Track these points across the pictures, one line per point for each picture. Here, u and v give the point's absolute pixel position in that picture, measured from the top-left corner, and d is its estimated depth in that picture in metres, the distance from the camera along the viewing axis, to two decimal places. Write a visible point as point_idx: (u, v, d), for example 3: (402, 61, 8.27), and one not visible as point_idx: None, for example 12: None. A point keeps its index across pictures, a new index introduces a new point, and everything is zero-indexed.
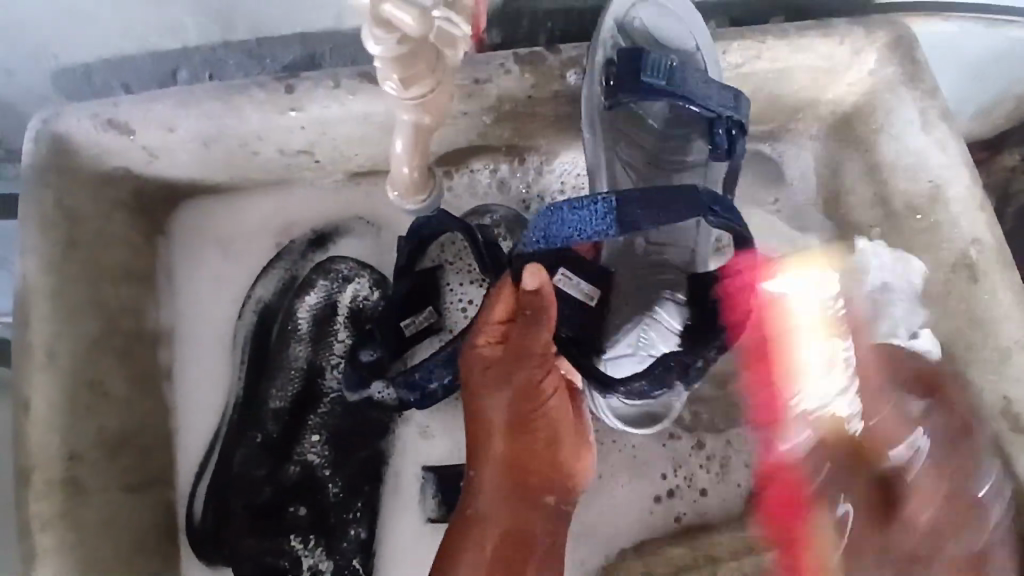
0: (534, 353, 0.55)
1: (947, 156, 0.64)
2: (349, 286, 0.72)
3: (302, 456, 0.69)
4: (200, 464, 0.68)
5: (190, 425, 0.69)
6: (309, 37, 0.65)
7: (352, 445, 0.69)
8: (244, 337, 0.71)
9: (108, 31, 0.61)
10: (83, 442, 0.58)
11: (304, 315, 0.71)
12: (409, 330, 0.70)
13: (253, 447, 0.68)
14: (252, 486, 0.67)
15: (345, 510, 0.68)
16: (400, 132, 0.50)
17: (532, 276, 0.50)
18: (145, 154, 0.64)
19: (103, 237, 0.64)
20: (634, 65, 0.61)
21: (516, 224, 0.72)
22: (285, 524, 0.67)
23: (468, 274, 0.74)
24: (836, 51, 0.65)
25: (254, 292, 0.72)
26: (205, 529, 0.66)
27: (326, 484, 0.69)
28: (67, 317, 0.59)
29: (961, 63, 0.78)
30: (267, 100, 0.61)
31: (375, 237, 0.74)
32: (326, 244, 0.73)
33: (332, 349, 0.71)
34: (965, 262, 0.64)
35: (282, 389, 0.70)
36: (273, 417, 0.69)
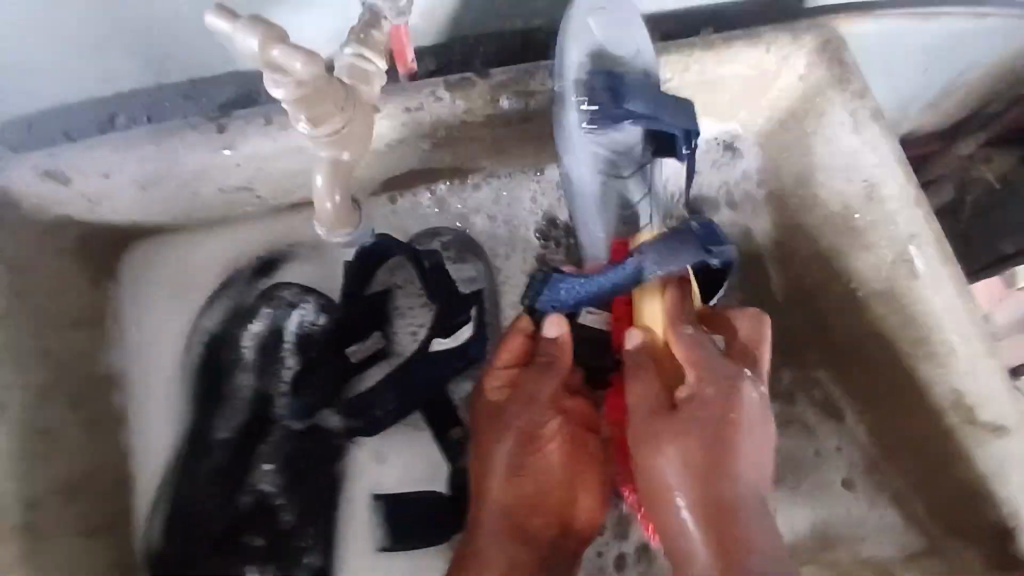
0: (540, 397, 0.60)
1: (880, 156, 0.63)
2: (294, 312, 0.69)
3: (254, 484, 0.67)
4: (153, 501, 0.68)
5: (143, 465, 0.69)
6: (242, 75, 0.66)
7: (305, 470, 0.68)
8: (192, 369, 0.71)
9: (44, 83, 0.62)
10: (38, 491, 0.58)
11: (249, 343, 0.70)
12: (356, 356, 0.72)
13: (202, 477, 0.67)
14: (201, 517, 0.65)
15: (299, 536, 0.67)
16: (321, 168, 0.51)
17: (554, 325, 0.61)
18: (85, 202, 0.65)
19: (52, 283, 0.65)
20: (615, 87, 0.60)
21: (466, 245, 0.73)
22: (238, 555, 0.64)
23: (418, 297, 0.73)
24: (764, 59, 0.65)
25: (202, 322, 0.72)
26: (162, 559, 0.65)
27: (280, 512, 0.67)
28: (12, 364, 0.59)
29: (904, 57, 0.78)
30: (200, 141, 0.62)
31: (323, 261, 0.75)
32: (271, 272, 0.74)
33: (281, 376, 0.69)
34: (905, 260, 0.62)
35: (228, 418, 0.68)
36: (220, 447, 0.67)
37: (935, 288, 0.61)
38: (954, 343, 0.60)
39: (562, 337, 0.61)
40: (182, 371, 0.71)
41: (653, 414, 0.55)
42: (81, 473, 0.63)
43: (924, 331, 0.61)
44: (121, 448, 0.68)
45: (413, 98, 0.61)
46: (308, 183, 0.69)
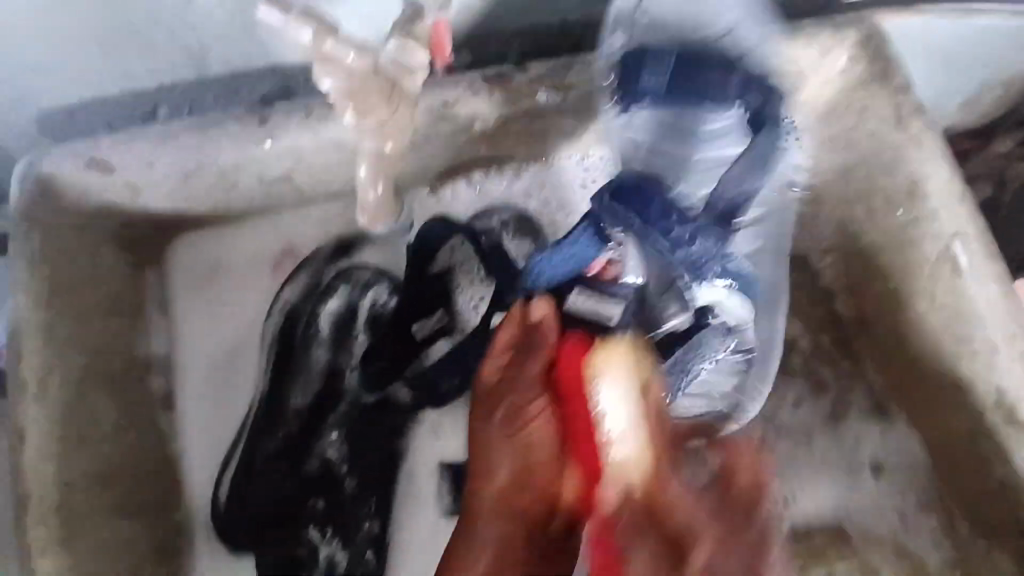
0: (526, 378, 0.61)
1: (923, 152, 0.63)
2: (368, 292, 0.72)
3: (322, 452, 0.70)
4: (224, 463, 0.70)
5: (201, 436, 0.71)
6: (284, 68, 0.67)
7: (370, 442, 0.70)
8: (269, 338, 0.73)
9: (90, 74, 0.63)
10: (77, 473, 0.59)
11: (325, 318, 0.71)
12: (421, 333, 0.72)
13: (276, 444, 0.69)
14: (272, 481, 0.68)
15: (361, 506, 0.69)
16: (364, 158, 0.52)
17: (541, 307, 0.62)
18: (128, 192, 0.65)
19: (93, 271, 0.66)
20: (635, 63, 0.65)
21: (523, 221, 0.74)
22: (304, 517, 0.68)
23: (478, 279, 0.73)
24: (804, 55, 0.64)
25: (282, 295, 0.73)
26: (233, 518, 0.68)
27: (343, 481, 0.69)
28: (58, 351, 0.60)
29: (943, 57, 0.78)
30: (242, 132, 0.62)
31: (389, 245, 0.75)
32: (350, 252, 0.75)
33: (353, 352, 0.71)
34: (947, 256, 0.61)
35: (302, 389, 0.70)
36: (294, 416, 0.70)
37: (977, 287, 0.60)
38: (996, 343, 0.59)
39: (548, 320, 0.61)
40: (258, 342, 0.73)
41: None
42: (120, 459, 0.64)
43: (965, 329, 0.61)
44: (160, 433, 0.70)
45: (451, 91, 0.61)
46: (346, 175, 0.70)
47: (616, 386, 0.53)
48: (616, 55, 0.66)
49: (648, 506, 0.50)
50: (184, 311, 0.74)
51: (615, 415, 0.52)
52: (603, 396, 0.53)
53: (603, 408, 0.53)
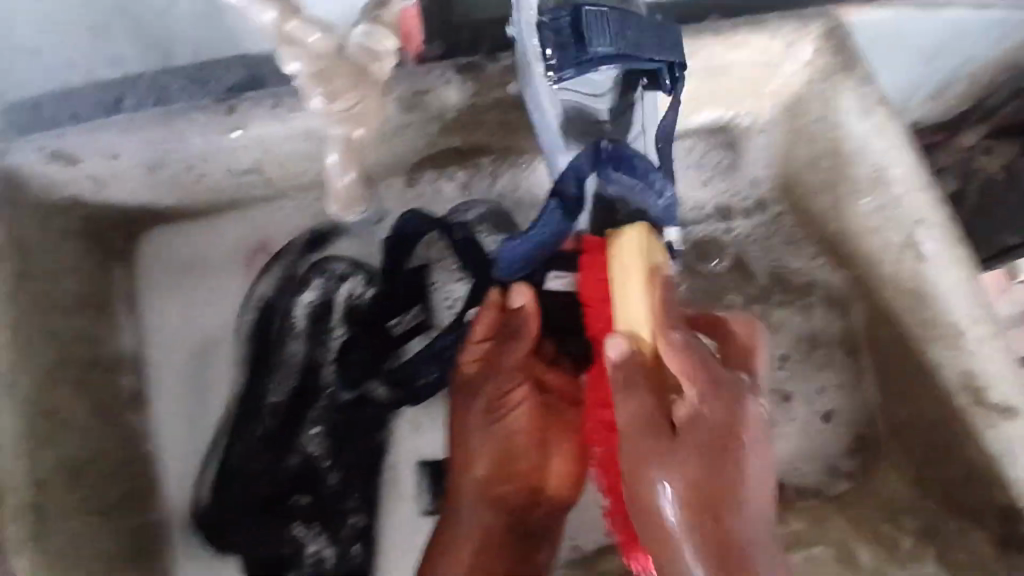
0: (506, 367, 0.61)
1: (887, 139, 0.63)
2: (344, 285, 0.72)
3: (302, 447, 0.69)
4: (204, 457, 0.70)
5: (176, 432, 0.70)
6: (251, 58, 0.66)
7: (351, 435, 0.69)
8: (243, 335, 0.72)
9: (51, 63, 0.62)
10: (43, 471, 0.58)
11: (300, 312, 0.71)
12: (397, 330, 0.72)
13: (255, 440, 0.69)
14: (254, 477, 0.68)
15: (344, 500, 0.68)
16: (333, 145, 0.51)
17: (520, 294, 0.61)
18: (92, 183, 0.64)
19: (56, 266, 0.64)
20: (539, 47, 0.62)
21: (502, 220, 0.73)
22: (286, 514, 0.67)
23: (454, 272, 0.73)
24: (770, 46, 0.66)
25: (257, 288, 0.73)
26: (213, 515, 0.68)
27: (326, 476, 0.68)
28: (21, 344, 0.59)
29: (907, 50, 0.79)
30: (210, 122, 0.62)
31: (366, 238, 0.73)
32: (325, 244, 0.74)
33: (329, 345, 0.71)
34: (913, 244, 0.62)
35: (280, 383, 0.70)
36: (272, 411, 0.69)
37: (943, 273, 0.61)
38: (961, 325, 0.60)
39: (529, 309, 0.60)
40: (233, 339, 0.72)
41: (640, 429, 0.53)
42: (87, 457, 0.62)
43: (932, 312, 0.62)
44: (130, 431, 0.68)
45: (422, 80, 0.61)
46: (316, 166, 0.69)
47: (629, 261, 0.56)
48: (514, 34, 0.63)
49: (649, 371, 0.54)
50: (156, 308, 0.73)
51: (623, 291, 0.55)
52: (621, 264, 0.56)
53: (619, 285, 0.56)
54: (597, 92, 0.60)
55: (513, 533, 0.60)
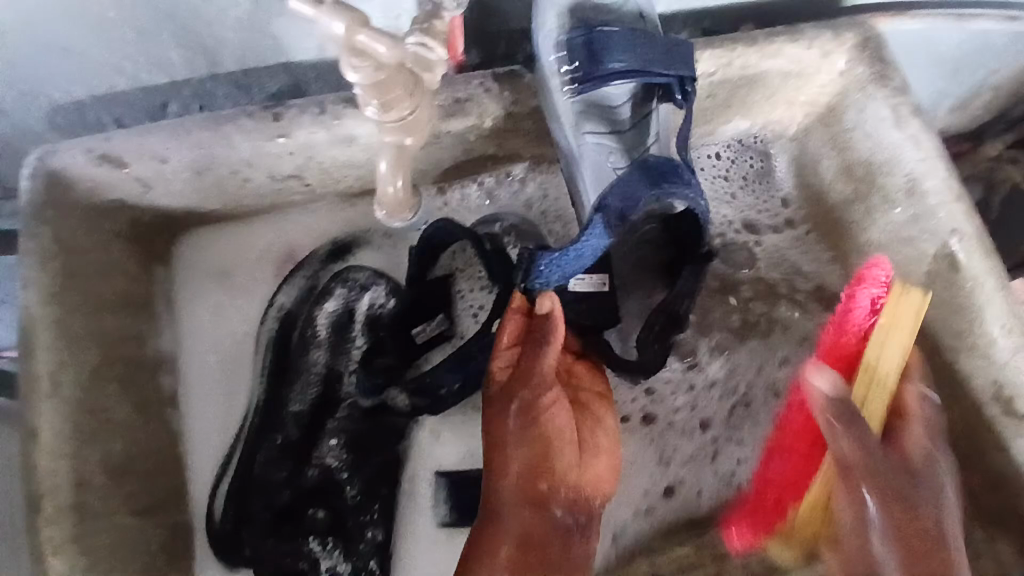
0: (538, 373, 0.62)
1: (922, 151, 0.64)
2: (366, 294, 0.72)
3: (321, 459, 0.70)
4: (223, 466, 0.71)
5: (197, 440, 0.72)
6: (295, 65, 0.67)
7: (370, 448, 0.70)
8: (265, 342, 0.73)
9: (101, 67, 0.64)
10: (91, 467, 0.59)
11: (323, 322, 0.72)
12: (420, 338, 0.73)
13: (274, 448, 0.69)
14: (272, 487, 0.69)
15: (363, 513, 0.69)
16: (384, 153, 0.53)
17: (545, 301, 0.62)
18: (139, 186, 0.66)
19: (103, 267, 0.66)
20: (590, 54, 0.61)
21: (524, 230, 0.73)
22: (303, 527, 0.68)
23: (478, 282, 0.76)
24: (804, 56, 0.66)
25: (277, 299, 0.74)
26: (227, 526, 0.68)
27: (344, 488, 0.70)
28: (70, 343, 0.60)
29: (935, 60, 0.80)
30: (255, 128, 0.63)
31: (392, 249, 0.77)
32: (347, 254, 0.76)
33: (351, 355, 0.72)
34: (945, 253, 0.63)
35: (301, 393, 0.71)
36: (294, 420, 0.70)
37: (978, 283, 0.61)
38: (995, 334, 0.61)
39: (554, 313, 0.61)
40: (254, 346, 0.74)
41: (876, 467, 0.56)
42: (130, 455, 0.64)
43: (963, 322, 0.62)
44: (170, 429, 0.70)
45: (463, 89, 0.63)
46: (355, 172, 0.71)
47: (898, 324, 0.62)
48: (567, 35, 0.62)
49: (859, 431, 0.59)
50: (193, 311, 0.74)
51: (897, 333, 0.62)
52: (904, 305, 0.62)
53: (896, 322, 0.62)
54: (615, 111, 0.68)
55: (552, 532, 0.59)
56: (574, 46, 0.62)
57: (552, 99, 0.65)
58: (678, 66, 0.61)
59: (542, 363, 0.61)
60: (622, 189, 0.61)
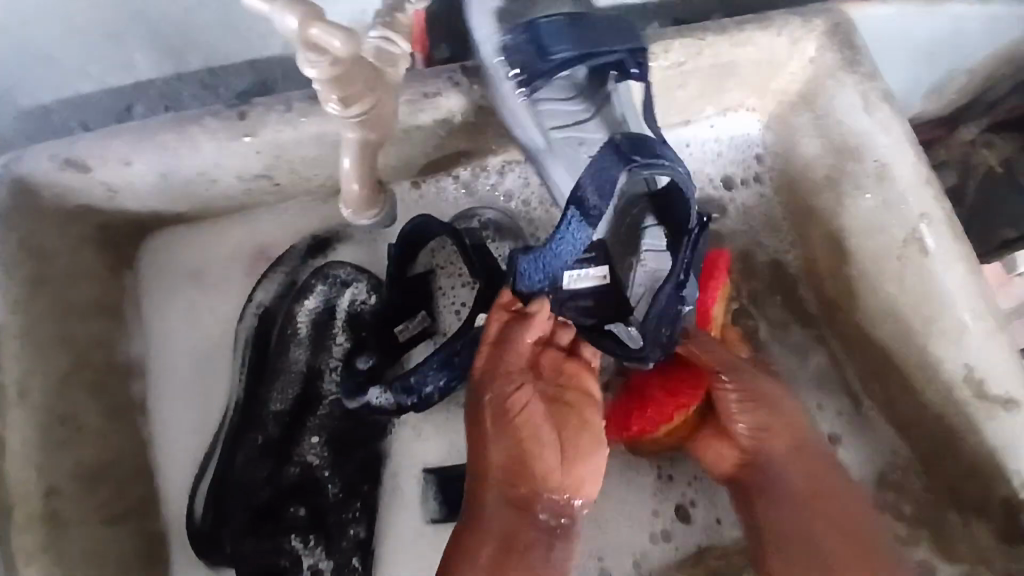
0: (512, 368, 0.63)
1: (892, 137, 0.64)
2: (347, 291, 0.71)
3: (302, 457, 0.70)
4: (202, 466, 0.69)
5: (173, 443, 0.71)
6: (261, 64, 0.67)
7: (351, 447, 0.70)
8: (243, 340, 0.71)
9: (61, 68, 0.62)
10: (61, 476, 0.58)
11: (303, 319, 0.71)
12: (402, 336, 0.71)
13: (254, 448, 0.68)
14: (252, 486, 0.67)
15: (344, 510, 0.68)
16: (347, 150, 0.52)
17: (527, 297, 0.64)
18: (104, 190, 0.65)
19: (70, 272, 0.65)
20: (534, 52, 0.61)
21: (503, 225, 0.73)
22: (283, 525, 0.67)
23: (459, 278, 0.75)
24: (775, 43, 0.66)
25: (254, 297, 0.72)
26: (205, 526, 0.67)
27: (326, 486, 0.69)
28: (37, 350, 0.59)
29: (908, 44, 0.80)
30: (221, 128, 0.62)
31: (372, 245, 0.75)
32: (325, 251, 0.74)
33: (332, 353, 0.72)
34: (915, 238, 0.63)
35: (282, 391, 0.70)
36: (274, 419, 0.69)
37: (948, 267, 0.62)
38: (965, 320, 0.61)
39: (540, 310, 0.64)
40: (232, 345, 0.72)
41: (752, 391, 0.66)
42: (102, 463, 0.63)
43: (935, 307, 0.63)
44: (140, 435, 0.69)
45: (431, 84, 0.62)
46: (325, 171, 0.70)
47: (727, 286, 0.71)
48: (508, 35, 0.62)
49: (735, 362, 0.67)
50: (165, 314, 0.74)
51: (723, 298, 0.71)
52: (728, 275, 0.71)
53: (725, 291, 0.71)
54: (569, 95, 0.65)
55: (532, 535, 0.59)
56: (518, 45, 0.62)
57: (508, 106, 0.63)
58: (625, 42, 0.62)
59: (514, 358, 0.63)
60: (596, 173, 0.60)
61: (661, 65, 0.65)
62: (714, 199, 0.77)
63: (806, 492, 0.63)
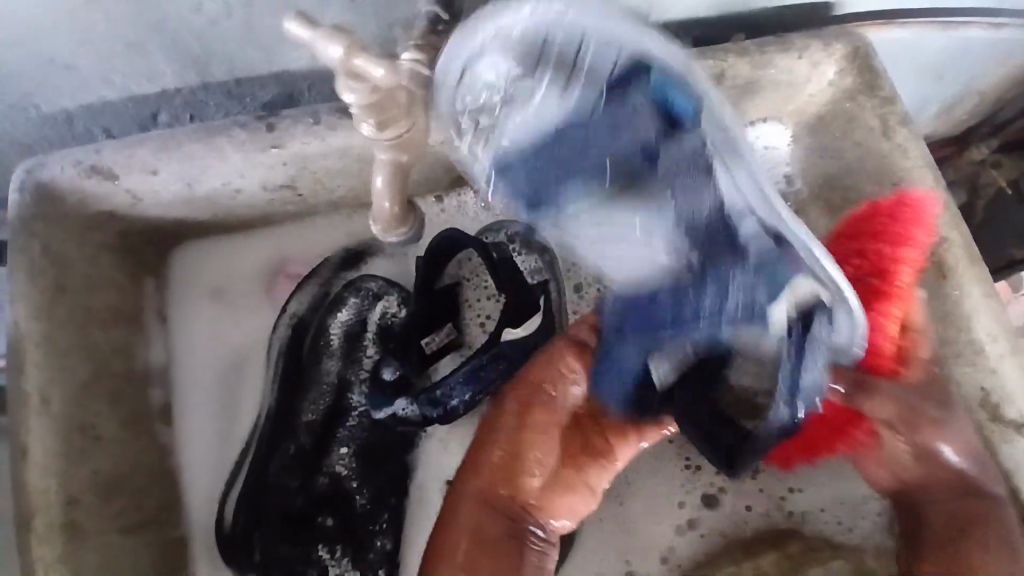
0: (545, 390, 0.61)
1: (909, 160, 0.65)
2: (378, 303, 0.72)
3: (331, 467, 0.70)
4: (232, 474, 0.70)
5: (196, 453, 0.71)
6: (286, 77, 0.67)
7: (380, 459, 0.70)
8: (275, 350, 0.72)
9: (89, 76, 0.63)
10: (80, 485, 0.58)
11: (336, 330, 0.72)
12: (429, 348, 0.71)
13: (287, 458, 0.69)
14: (285, 494, 0.69)
15: (372, 522, 0.69)
16: (381, 169, 0.55)
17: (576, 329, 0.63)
18: (129, 198, 0.65)
19: (91, 281, 0.65)
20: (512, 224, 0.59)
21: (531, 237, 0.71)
22: (313, 533, 0.68)
23: (485, 291, 0.74)
24: (797, 66, 0.67)
25: (289, 306, 0.73)
26: (235, 535, 0.68)
27: (354, 497, 0.70)
28: (59, 358, 0.59)
29: (923, 65, 0.81)
30: (247, 139, 0.62)
31: (403, 258, 0.75)
32: (360, 263, 0.75)
33: (362, 365, 0.72)
34: (934, 260, 0.64)
35: (313, 403, 0.71)
36: (306, 430, 0.70)
37: (964, 288, 0.63)
38: (982, 341, 0.63)
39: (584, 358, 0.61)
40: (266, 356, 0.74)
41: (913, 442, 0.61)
42: (121, 473, 0.63)
43: (953, 330, 0.64)
44: (159, 444, 0.69)
45: None
46: (349, 183, 0.70)
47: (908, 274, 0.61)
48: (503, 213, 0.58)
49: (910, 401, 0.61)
50: (186, 323, 0.74)
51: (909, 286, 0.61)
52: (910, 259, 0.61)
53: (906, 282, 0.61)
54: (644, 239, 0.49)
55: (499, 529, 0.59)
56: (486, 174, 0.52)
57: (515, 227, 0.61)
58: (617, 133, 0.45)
59: (555, 381, 0.61)
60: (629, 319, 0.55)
61: None
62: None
63: (952, 534, 0.61)
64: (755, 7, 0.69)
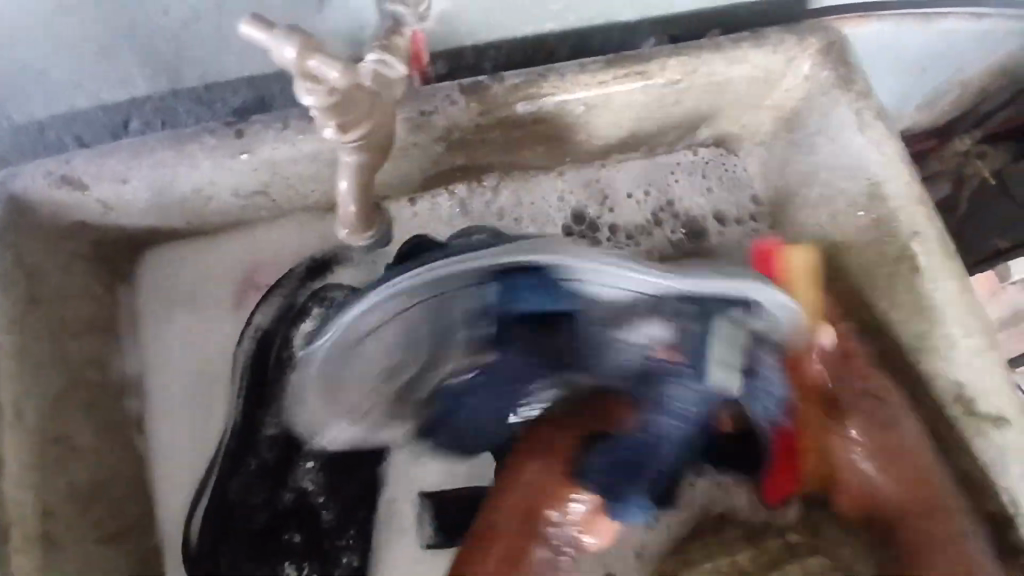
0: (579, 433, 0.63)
1: (884, 155, 0.65)
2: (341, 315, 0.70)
3: (297, 482, 0.69)
4: (198, 487, 0.70)
5: (166, 466, 0.71)
6: (258, 81, 0.67)
7: (348, 470, 0.70)
8: (241, 364, 0.72)
9: (56, 86, 0.62)
10: (55, 495, 0.58)
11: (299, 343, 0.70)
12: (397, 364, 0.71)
13: (252, 472, 0.69)
14: (250, 510, 0.68)
15: (339, 537, 0.69)
16: (345, 172, 0.52)
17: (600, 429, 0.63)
18: (101, 207, 0.64)
19: (64, 291, 0.64)
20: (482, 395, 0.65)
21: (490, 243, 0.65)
22: (279, 550, 0.67)
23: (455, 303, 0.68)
24: (771, 61, 0.66)
25: (254, 319, 0.73)
26: (202, 552, 0.67)
27: (320, 512, 0.69)
28: (33, 368, 0.59)
29: (902, 59, 0.81)
30: (217, 146, 0.62)
31: (371, 265, 0.73)
32: (325, 271, 0.73)
33: None
34: (908, 254, 0.64)
35: (277, 417, 0.70)
36: (270, 444, 0.69)
37: (939, 283, 0.63)
38: (958, 336, 0.63)
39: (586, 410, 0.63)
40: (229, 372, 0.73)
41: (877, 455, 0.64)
42: (95, 483, 0.63)
43: (928, 324, 0.64)
44: (135, 452, 0.69)
45: (428, 101, 0.61)
46: (322, 188, 0.70)
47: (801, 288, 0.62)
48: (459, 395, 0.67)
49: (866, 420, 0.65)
50: (157, 331, 0.73)
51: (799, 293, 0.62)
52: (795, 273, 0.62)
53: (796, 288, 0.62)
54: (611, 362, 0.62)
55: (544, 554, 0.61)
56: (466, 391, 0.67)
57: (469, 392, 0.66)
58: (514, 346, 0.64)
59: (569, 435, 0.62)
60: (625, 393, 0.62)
61: (659, 83, 0.65)
62: (698, 219, 0.77)
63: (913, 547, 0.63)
64: (729, 3, 0.69)
